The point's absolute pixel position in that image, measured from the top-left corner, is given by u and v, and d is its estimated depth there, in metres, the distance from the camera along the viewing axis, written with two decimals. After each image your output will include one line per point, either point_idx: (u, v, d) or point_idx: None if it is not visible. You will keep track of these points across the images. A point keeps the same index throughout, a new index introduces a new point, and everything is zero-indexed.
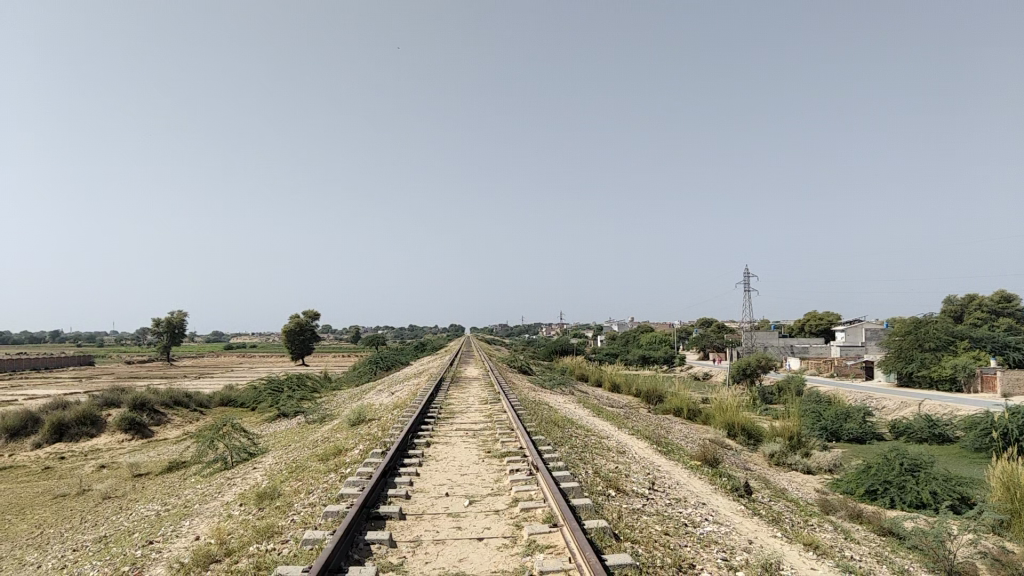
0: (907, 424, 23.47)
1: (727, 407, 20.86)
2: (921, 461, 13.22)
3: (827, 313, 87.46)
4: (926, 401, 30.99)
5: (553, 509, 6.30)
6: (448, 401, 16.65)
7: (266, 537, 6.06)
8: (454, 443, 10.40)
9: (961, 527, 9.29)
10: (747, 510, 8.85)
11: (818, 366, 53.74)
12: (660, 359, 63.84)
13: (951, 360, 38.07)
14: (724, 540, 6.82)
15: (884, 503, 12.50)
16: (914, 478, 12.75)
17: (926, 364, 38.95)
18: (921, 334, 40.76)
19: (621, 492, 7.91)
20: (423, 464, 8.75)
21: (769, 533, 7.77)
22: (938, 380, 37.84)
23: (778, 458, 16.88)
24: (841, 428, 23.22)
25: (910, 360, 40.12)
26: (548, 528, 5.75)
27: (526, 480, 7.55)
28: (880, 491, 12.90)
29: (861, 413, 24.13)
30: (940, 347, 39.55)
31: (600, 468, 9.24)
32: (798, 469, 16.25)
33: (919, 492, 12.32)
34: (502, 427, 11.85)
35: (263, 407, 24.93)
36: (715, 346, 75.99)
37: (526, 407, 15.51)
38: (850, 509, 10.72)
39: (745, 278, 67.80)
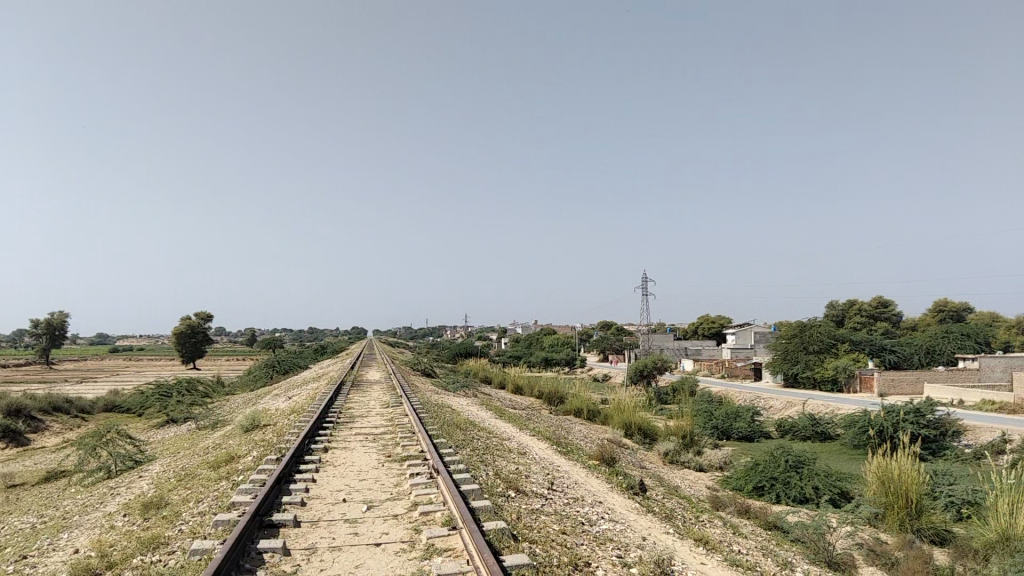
0: (792, 423, 24.64)
1: (625, 408, 21.35)
2: (804, 458, 13.88)
3: (720, 317, 90.66)
4: (810, 401, 32.63)
5: (452, 512, 6.29)
6: (347, 405, 16.40)
7: (151, 549, 5.79)
8: (353, 448, 10.24)
9: (840, 520, 9.82)
10: (641, 507, 9.08)
11: (710, 367, 55.74)
12: (562, 360, 64.75)
13: (833, 362, 40.26)
14: (619, 537, 6.98)
15: (770, 499, 13.06)
16: (798, 474, 13.39)
17: (810, 366, 41.06)
18: (806, 337, 42.82)
19: (521, 493, 7.98)
20: (320, 470, 8.56)
21: (662, 529, 8.01)
22: (821, 380, 40.02)
23: (672, 456, 17.36)
24: (731, 427, 24.15)
25: (795, 361, 42.12)
26: (447, 531, 5.73)
27: (426, 484, 7.51)
28: (766, 487, 13.46)
29: (750, 412, 25.16)
30: (823, 350, 41.68)
31: (501, 469, 9.30)
32: (691, 467, 16.80)
33: (802, 487, 12.96)
34: (402, 431, 11.76)
35: (151, 412, 23.83)
36: (615, 348, 77.70)
37: (427, 409, 15.44)
38: (738, 505, 11.14)
39: (643, 283, 69.68)
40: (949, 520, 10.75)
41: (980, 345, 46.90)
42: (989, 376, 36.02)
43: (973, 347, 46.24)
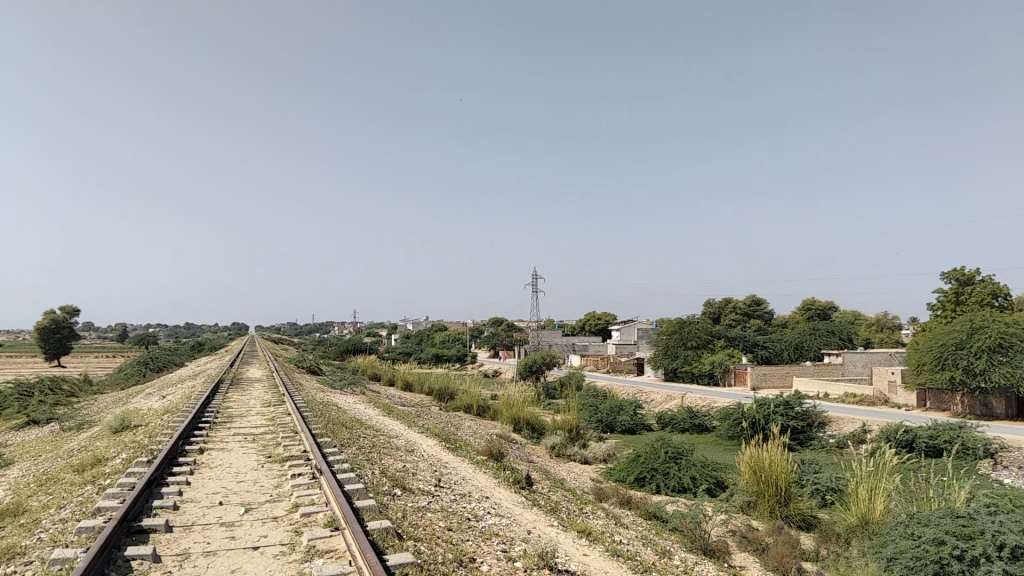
0: (671, 416, 25.55)
1: (513, 404, 21.55)
2: (683, 449, 14.42)
3: (606, 314, 93.07)
4: (688, 394, 33.93)
5: (335, 513, 6.17)
6: (226, 404, 15.80)
7: (5, 560, 5.40)
8: (231, 449, 9.87)
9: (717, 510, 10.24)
10: (527, 501, 9.19)
11: (596, 362, 57.02)
12: (452, 357, 64.75)
13: (709, 357, 42.06)
14: (505, 531, 7.04)
15: (650, 489, 13.49)
16: (677, 464, 13.90)
17: (689, 361, 42.72)
18: (685, 333, 44.48)
19: (407, 491, 7.91)
20: (194, 473, 8.21)
21: (547, 522, 8.12)
22: (698, 375, 41.69)
23: (558, 449, 17.63)
24: (614, 420, 24.82)
25: (675, 356, 43.72)
26: (329, 532, 5.61)
27: (307, 485, 7.33)
28: (647, 478, 13.89)
29: (633, 405, 25.95)
30: (700, 346, 43.44)
31: (387, 467, 9.19)
32: (576, 459, 17.16)
33: (681, 477, 13.48)
34: (284, 430, 11.43)
35: (8, 414, 22.18)
36: (506, 344, 78.42)
37: (311, 408, 15.09)
38: (620, 496, 11.48)
39: (532, 281, 70.67)
40: (814, 505, 11.42)
41: (843, 341, 50.03)
42: (851, 370, 38.51)
43: (837, 342, 49.28)
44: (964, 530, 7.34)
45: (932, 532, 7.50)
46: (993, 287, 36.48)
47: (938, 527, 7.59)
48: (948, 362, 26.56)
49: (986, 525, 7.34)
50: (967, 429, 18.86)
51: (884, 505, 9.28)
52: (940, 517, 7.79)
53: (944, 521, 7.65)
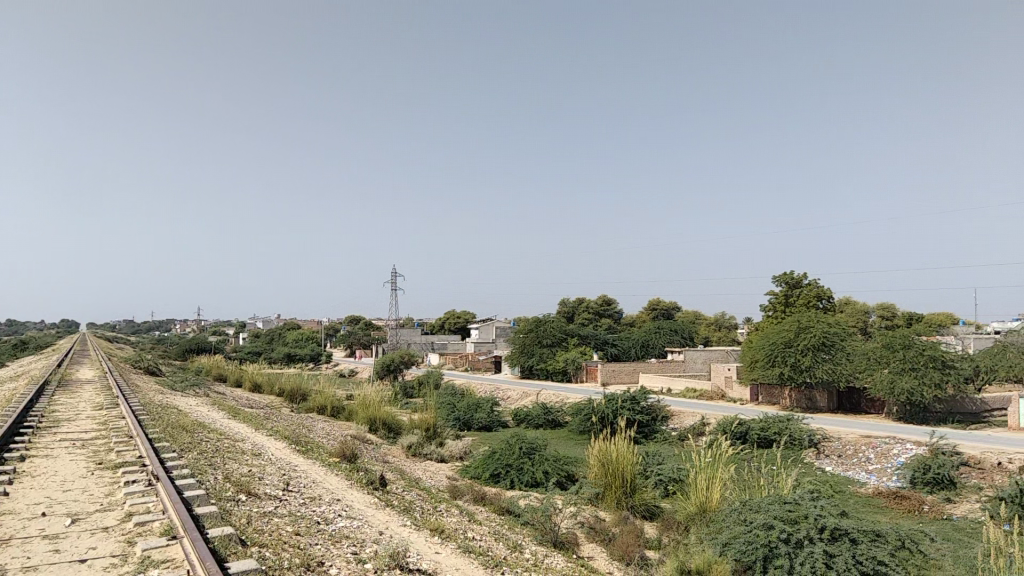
0: (526, 412, 26.06)
1: (368, 403, 21.22)
2: (537, 444, 14.76)
3: (464, 313, 93.63)
4: (543, 391, 34.69)
5: (172, 521, 5.88)
6: (51, 408, 14.61)
7: None
8: (57, 456, 9.14)
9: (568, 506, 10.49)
10: (380, 502, 9.09)
11: (454, 360, 57.30)
12: (305, 357, 63.00)
13: (563, 354, 43.28)
14: (355, 534, 6.94)
15: (505, 485, 13.69)
16: (530, 460, 14.22)
17: (544, 359, 43.74)
18: (541, 331, 45.48)
19: (252, 496, 7.64)
20: (13, 482, 7.56)
21: (399, 522, 8.09)
22: (552, 372, 42.74)
23: (414, 449, 17.56)
24: (471, 418, 25.02)
25: (530, 354, 44.57)
26: (166, 541, 5.34)
27: (143, 492, 6.92)
28: (501, 474, 14.09)
29: (489, 403, 26.27)
30: (555, 344, 44.59)
31: (232, 472, 8.82)
32: (432, 458, 17.18)
33: (534, 472, 13.79)
34: (118, 435, 10.72)
35: None
36: (362, 344, 77.25)
37: (150, 411, 14.21)
38: (474, 493, 11.61)
39: (390, 279, 70.04)
40: (657, 495, 12.00)
41: (685, 339, 52.80)
42: (693, 366, 40.72)
43: (680, 340, 51.94)
44: (791, 515, 7.94)
45: (763, 518, 8.03)
46: (817, 290, 39.70)
47: (768, 513, 8.15)
48: (778, 360, 28.55)
49: (809, 509, 7.99)
50: (794, 421, 20.41)
51: (720, 493, 9.86)
52: (770, 504, 8.38)
53: (774, 507, 8.23)
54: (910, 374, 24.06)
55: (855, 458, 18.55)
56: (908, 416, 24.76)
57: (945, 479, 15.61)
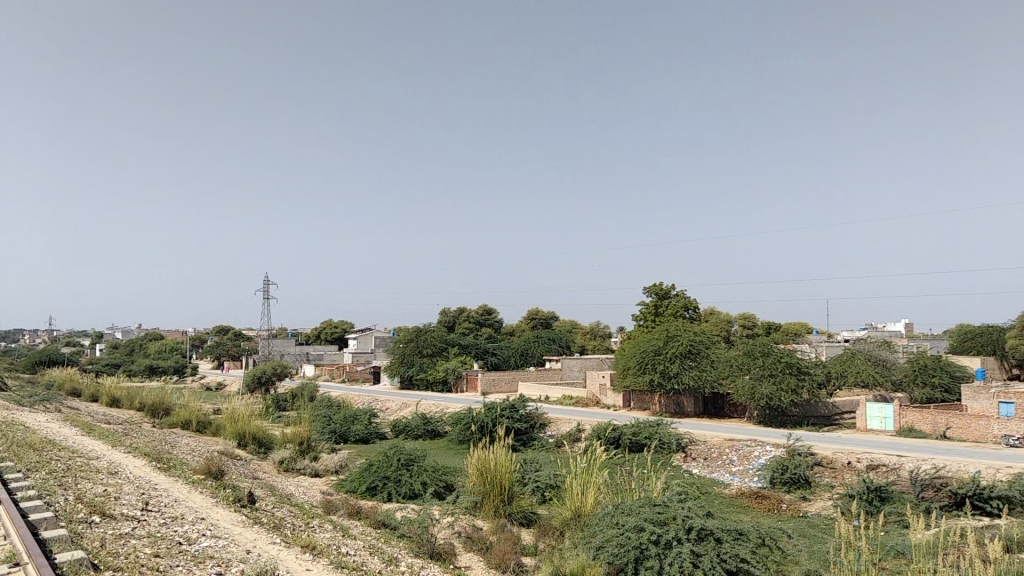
0: (404, 423, 25.77)
1: (238, 417, 20.37)
2: (415, 456, 14.65)
3: (341, 322, 91.78)
4: (422, 402, 34.45)
5: (15, 546, 5.45)
6: None
7: None
8: None
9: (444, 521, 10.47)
10: (248, 520, 8.75)
11: (330, 372, 56.04)
12: (170, 369, 59.88)
13: (444, 364, 43.23)
14: (220, 553, 6.66)
15: (382, 497, 13.48)
16: (408, 471, 14.09)
17: (424, 369, 43.48)
18: (420, 341, 45.18)
19: (108, 517, 7.20)
20: None
21: (268, 540, 7.82)
22: (432, 382, 42.56)
23: (287, 464, 17.00)
24: (348, 431, 24.51)
25: (410, 364, 44.16)
26: (7, 569, 4.93)
27: None
28: (378, 486, 13.86)
29: (366, 415, 25.86)
30: (435, 354, 44.47)
31: (84, 493, 8.26)
32: (306, 473, 16.70)
33: (412, 483, 13.69)
34: None
35: None
36: (232, 355, 74.22)
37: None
38: (349, 507, 11.37)
39: (264, 287, 67.84)
40: (534, 502, 12.17)
41: (562, 348, 53.83)
42: (569, 375, 41.55)
43: (557, 349, 52.92)
44: (659, 517, 8.24)
45: (634, 520, 8.25)
46: (685, 300, 41.50)
47: (639, 515, 8.38)
48: (648, 367, 29.40)
49: (677, 510, 8.32)
50: (664, 426, 21.21)
51: (594, 497, 10.11)
52: (641, 506, 8.64)
53: (644, 510, 8.49)
54: (769, 380, 25.50)
55: (719, 461, 19.46)
56: (767, 420, 26.22)
57: (800, 478, 16.67)
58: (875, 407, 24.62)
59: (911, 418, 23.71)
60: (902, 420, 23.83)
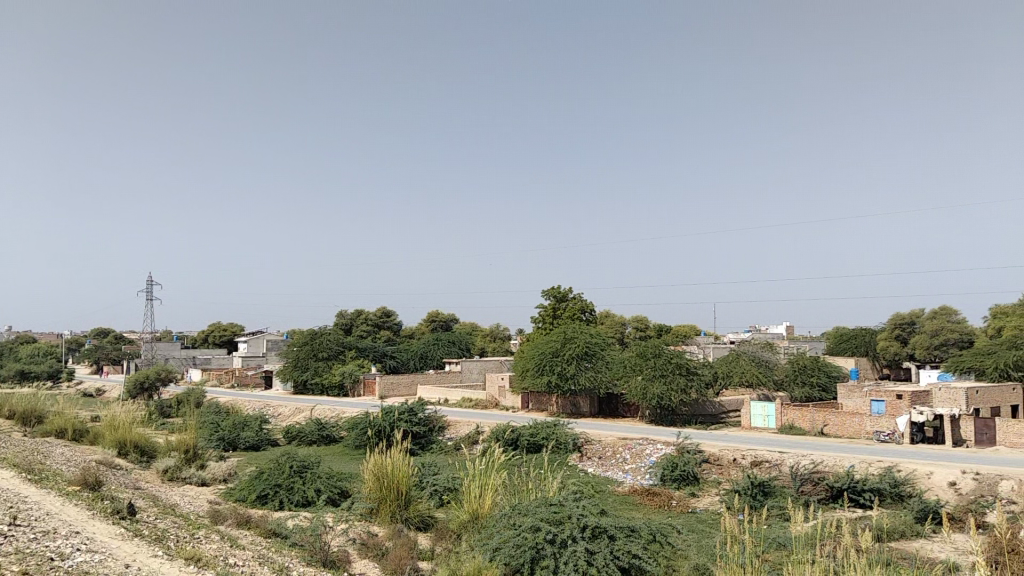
0: (298, 429, 25.07)
1: (118, 424, 19.30)
2: (308, 462, 14.30)
3: (232, 325, 88.52)
4: (317, 406, 33.66)
5: None
6: None
7: None
8: None
9: (336, 531, 10.27)
10: (127, 532, 8.30)
11: (219, 376, 53.98)
12: (42, 374, 56.21)
13: (340, 368, 42.38)
14: (97, 568, 6.29)
15: (273, 506, 13.08)
16: (300, 479, 13.74)
17: (319, 373, 42.49)
18: (315, 345, 44.10)
19: None
20: None
21: (149, 553, 7.42)
22: (327, 386, 41.63)
23: (171, 473, 16.24)
24: (238, 437, 23.65)
25: (304, 368, 43.05)
26: None
27: None
28: (269, 495, 13.43)
29: (257, 421, 25.02)
30: (331, 357, 43.60)
31: None
32: (192, 482, 16.00)
33: (305, 491, 13.36)
34: None
35: None
36: (112, 359, 70.35)
37: None
38: (238, 517, 10.97)
39: (148, 289, 64.73)
40: (432, 506, 12.07)
41: (462, 351, 53.78)
42: (468, 377, 41.55)
43: (456, 351, 52.79)
44: (555, 515, 8.29)
45: (530, 520, 8.26)
46: (582, 303, 42.29)
47: (534, 515, 8.40)
48: (545, 368, 29.66)
49: (572, 509, 8.41)
50: (561, 427, 21.51)
51: (492, 499, 10.09)
52: (537, 506, 8.69)
53: (540, 510, 8.52)
54: (661, 381, 26.26)
55: (614, 459, 19.88)
56: (659, 418, 27.02)
57: (690, 475, 17.26)
58: (759, 406, 25.79)
59: (792, 416, 24.94)
60: (784, 418, 25.05)
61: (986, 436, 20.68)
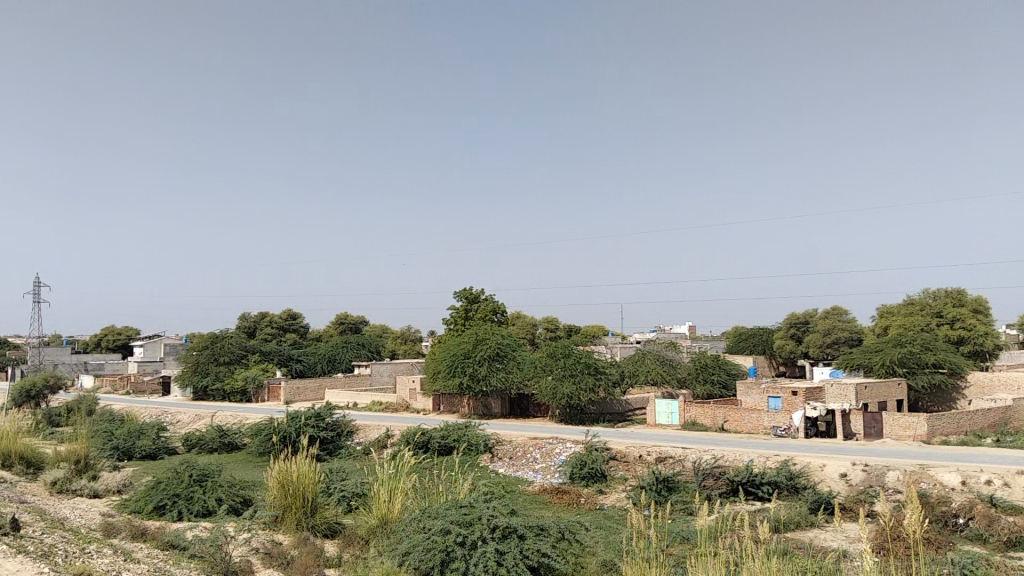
0: (197, 437, 24.16)
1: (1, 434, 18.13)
2: (209, 471, 13.80)
3: (127, 329, 84.61)
4: (219, 413, 32.55)
5: None
6: None
7: None
8: None
9: (237, 542, 9.96)
10: (9, 549, 7.78)
11: (113, 383, 51.49)
12: None
13: (242, 372, 41.10)
14: None
15: (171, 517, 12.55)
16: (201, 488, 13.26)
17: (220, 378, 41.10)
18: (216, 349, 42.58)
19: None
20: None
21: (35, 571, 6.97)
22: (230, 392, 40.37)
23: (60, 485, 15.36)
24: (133, 446, 22.58)
25: (205, 373, 41.57)
26: None
27: None
28: (167, 505, 12.88)
29: (154, 429, 23.96)
30: (233, 361, 42.23)
31: None
32: (83, 494, 15.16)
33: (206, 501, 12.88)
34: None
35: None
36: None
37: None
38: (133, 529, 10.48)
39: (34, 291, 61.17)
40: (339, 512, 11.85)
41: (371, 353, 53.06)
42: (377, 380, 41.00)
43: (366, 354, 52.09)
44: (465, 518, 8.26)
45: (440, 524, 8.19)
46: (493, 305, 42.41)
47: (444, 518, 8.34)
48: (456, 370, 29.49)
49: (482, 510, 8.41)
50: (472, 428, 21.51)
51: (401, 503, 9.98)
52: (447, 509, 8.64)
53: (450, 512, 8.48)
54: (570, 380, 26.60)
55: (524, 459, 20.02)
56: (568, 418, 27.36)
57: (598, 473, 17.54)
58: (663, 403, 26.47)
59: (694, 412, 25.70)
60: (687, 415, 25.81)
61: (874, 430, 21.90)
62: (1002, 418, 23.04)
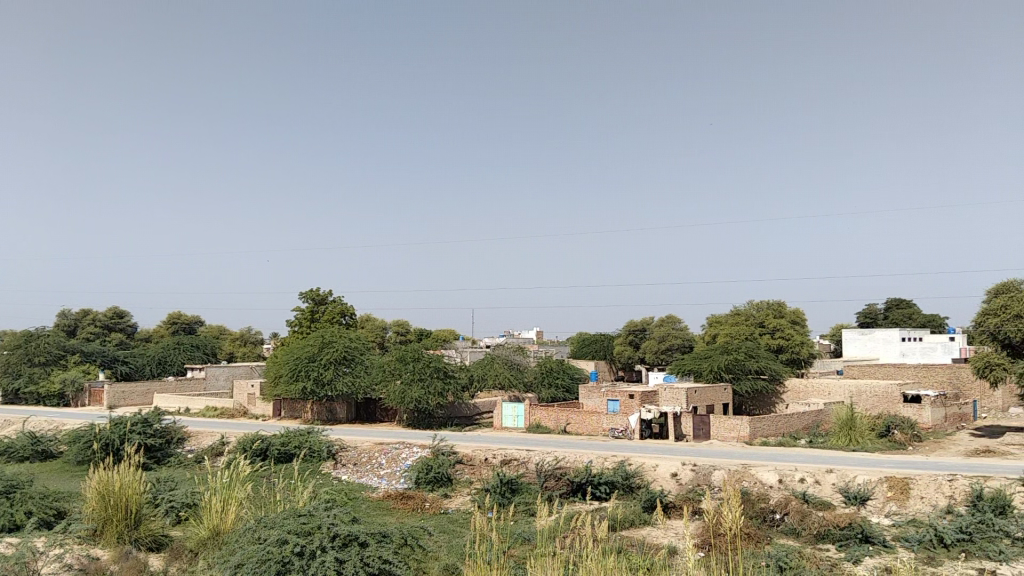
0: (6, 444, 22.01)
1: None
2: (18, 481, 12.60)
3: None
4: (31, 418, 29.81)
5: None
6: None
7: None
8: None
9: (47, 561, 9.14)
10: None
11: None
12: None
13: (60, 374, 37.88)
14: None
15: None
16: (8, 500, 12.08)
17: (34, 379, 37.78)
18: (31, 348, 39.12)
19: None
20: None
21: None
22: (46, 395, 37.13)
23: None
24: None
25: (17, 375, 38.22)
26: None
27: None
28: None
29: None
30: (50, 362, 38.96)
31: None
32: None
33: (13, 514, 11.74)
34: None
35: None
36: None
37: None
38: None
39: None
40: (166, 524, 11.18)
41: (207, 356, 50.44)
42: (213, 384, 39.04)
43: (201, 357, 49.43)
44: (303, 527, 7.99)
45: (276, 533, 7.88)
46: (341, 307, 41.56)
47: (280, 528, 8.03)
48: (299, 374, 28.51)
49: (321, 519, 8.17)
50: (314, 434, 20.91)
51: (234, 514, 9.52)
52: (284, 518, 8.32)
53: (287, 522, 8.17)
54: (418, 384, 26.45)
55: (368, 465, 19.69)
56: (415, 422, 27.21)
57: (443, 477, 17.55)
58: (509, 407, 26.85)
59: (539, 415, 26.28)
60: (531, 418, 26.33)
61: (702, 431, 23.25)
62: (814, 421, 25.17)
